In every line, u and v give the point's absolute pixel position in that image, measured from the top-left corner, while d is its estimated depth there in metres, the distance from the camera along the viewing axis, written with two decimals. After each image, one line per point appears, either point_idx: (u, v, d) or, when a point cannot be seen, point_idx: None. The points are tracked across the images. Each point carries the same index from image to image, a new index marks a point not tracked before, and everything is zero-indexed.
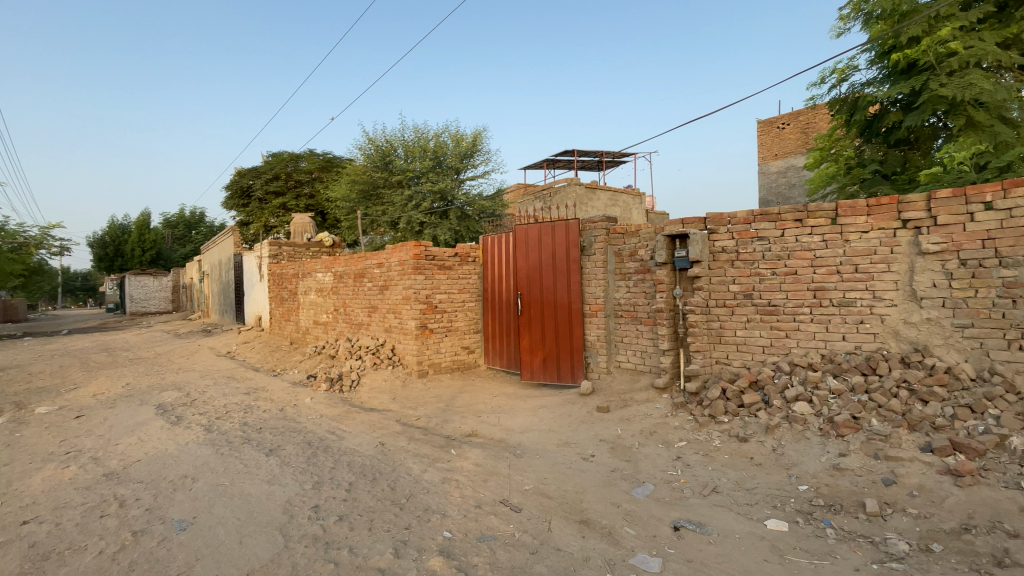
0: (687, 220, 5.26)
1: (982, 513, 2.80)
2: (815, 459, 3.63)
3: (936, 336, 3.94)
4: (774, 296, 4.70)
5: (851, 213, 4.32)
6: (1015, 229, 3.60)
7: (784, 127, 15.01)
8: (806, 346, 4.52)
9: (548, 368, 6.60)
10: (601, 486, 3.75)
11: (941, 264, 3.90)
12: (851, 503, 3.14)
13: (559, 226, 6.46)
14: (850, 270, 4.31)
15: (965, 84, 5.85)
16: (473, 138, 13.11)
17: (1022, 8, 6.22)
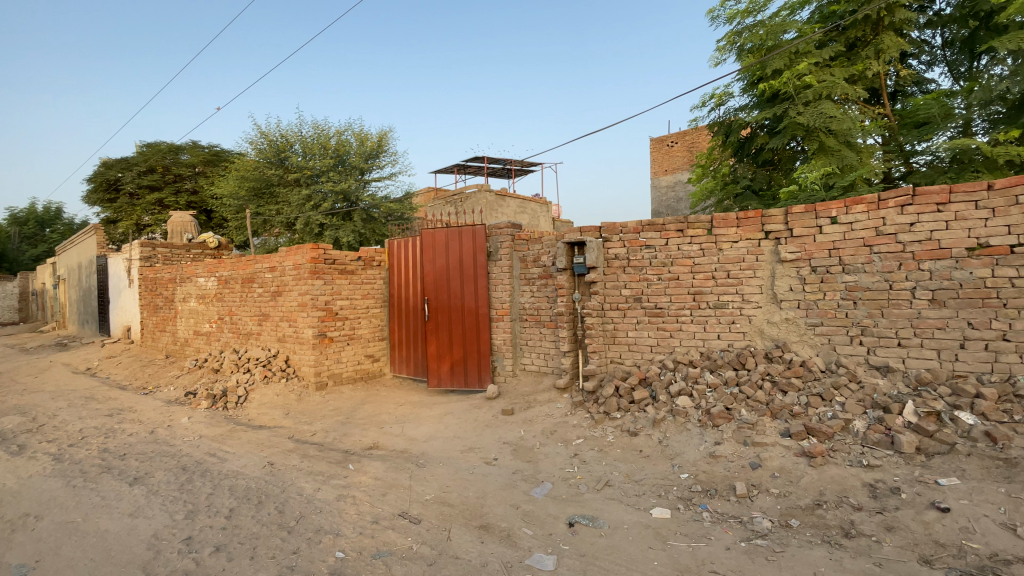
0: (585, 228, 5.51)
1: (828, 489, 3.21)
2: (695, 448, 3.95)
3: (793, 333, 4.49)
4: (660, 299, 5.08)
5: (724, 225, 4.79)
6: (853, 241, 4.21)
7: (673, 145, 16.37)
8: (688, 345, 4.95)
9: (456, 375, 6.48)
10: (502, 489, 3.77)
11: (796, 271, 4.46)
12: (724, 487, 3.46)
13: (466, 231, 6.45)
14: (723, 276, 4.79)
15: (816, 114, 6.78)
16: (377, 138, 12.71)
17: (865, 49, 7.21)
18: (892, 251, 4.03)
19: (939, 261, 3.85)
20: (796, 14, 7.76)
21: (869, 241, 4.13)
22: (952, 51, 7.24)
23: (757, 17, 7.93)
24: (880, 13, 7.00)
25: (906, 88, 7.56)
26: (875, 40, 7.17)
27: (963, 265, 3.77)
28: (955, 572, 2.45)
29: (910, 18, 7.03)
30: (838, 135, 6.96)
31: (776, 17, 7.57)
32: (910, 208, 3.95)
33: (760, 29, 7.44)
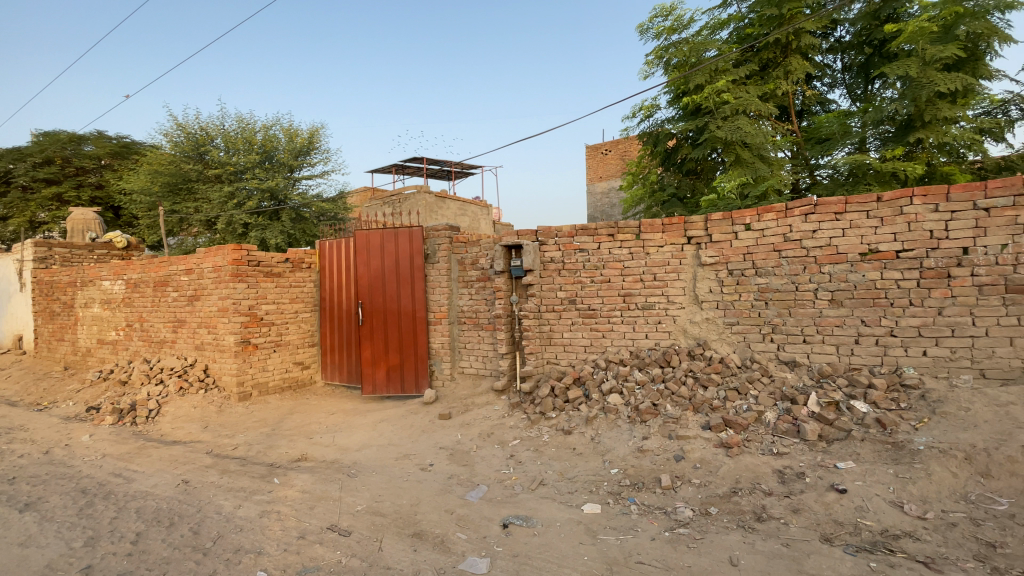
0: (522, 232, 5.58)
1: (743, 476, 3.44)
2: (624, 444, 4.11)
3: (713, 332, 4.80)
4: (593, 301, 5.25)
5: (651, 230, 5.03)
6: (764, 246, 4.56)
7: (607, 153, 17.00)
8: (619, 344, 5.15)
9: (392, 381, 6.29)
10: (437, 494, 3.73)
11: (715, 274, 4.78)
12: (651, 480, 3.62)
13: (402, 233, 6.30)
14: (650, 278, 5.03)
15: (733, 129, 7.30)
16: (308, 134, 12.20)
17: (776, 70, 7.85)
18: (798, 255, 4.41)
19: (837, 264, 4.26)
20: (716, 34, 8.30)
21: (778, 246, 4.49)
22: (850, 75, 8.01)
23: (682, 35, 8.42)
24: (789, 38, 7.64)
25: (812, 107, 8.28)
26: (784, 62, 7.82)
27: (857, 268, 4.19)
28: (849, 546, 2.71)
29: (814, 43, 7.72)
30: (753, 149, 7.52)
31: (698, 36, 8.06)
32: (813, 217, 4.34)
33: (684, 46, 7.89)
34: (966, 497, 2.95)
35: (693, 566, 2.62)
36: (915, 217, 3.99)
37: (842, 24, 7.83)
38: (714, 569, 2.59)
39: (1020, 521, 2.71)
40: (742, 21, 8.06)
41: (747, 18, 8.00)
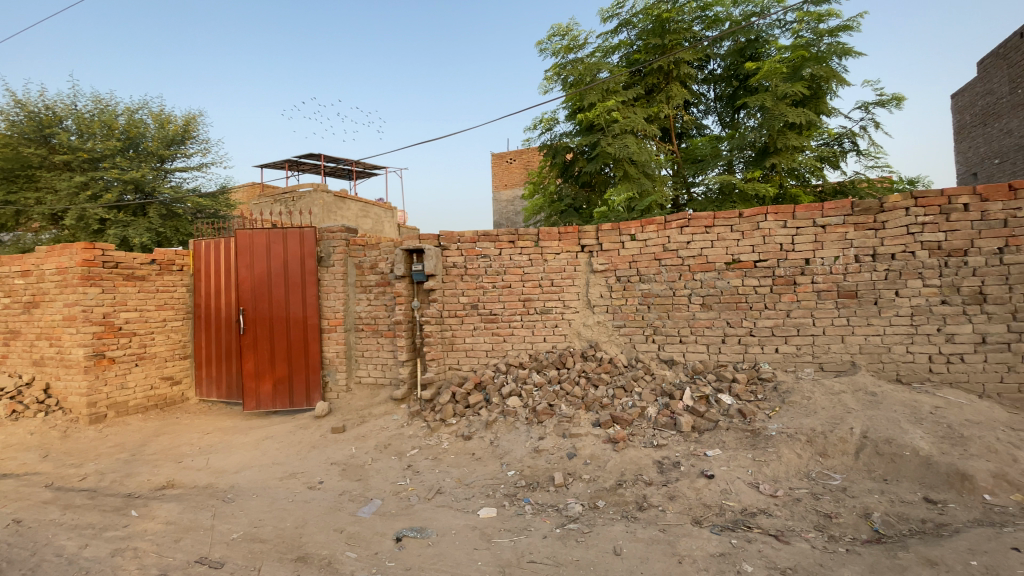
0: (423, 236, 5.47)
1: (628, 469, 3.69)
2: (522, 445, 4.21)
3: (603, 334, 5.12)
4: (494, 306, 5.33)
5: (549, 238, 5.25)
6: (647, 254, 4.95)
7: (512, 162, 17.43)
8: (519, 348, 5.29)
9: (279, 394, 5.84)
10: (325, 513, 3.52)
11: (605, 280, 5.11)
12: (544, 479, 3.74)
13: (292, 234, 5.88)
14: (547, 284, 5.24)
15: (621, 146, 7.86)
16: (183, 122, 10.95)
17: (660, 94, 8.59)
18: (675, 264, 4.85)
19: (707, 272, 4.75)
20: (608, 57, 8.90)
21: (659, 255, 4.91)
22: (720, 103, 9.01)
23: (578, 55, 8.90)
24: (670, 66, 8.41)
25: (689, 130, 9.19)
26: (666, 88, 8.60)
27: (723, 276, 4.70)
28: (715, 526, 3.00)
29: (691, 73, 8.58)
30: (640, 166, 8.16)
31: (592, 57, 8.60)
32: (688, 229, 4.80)
33: (579, 66, 8.38)
34: (808, 474, 3.42)
35: (581, 560, 2.74)
36: (769, 231, 4.57)
37: (714, 59, 8.80)
38: (599, 561, 2.73)
39: (847, 492, 3.20)
40: (631, 47, 8.72)
41: (635, 45, 8.68)
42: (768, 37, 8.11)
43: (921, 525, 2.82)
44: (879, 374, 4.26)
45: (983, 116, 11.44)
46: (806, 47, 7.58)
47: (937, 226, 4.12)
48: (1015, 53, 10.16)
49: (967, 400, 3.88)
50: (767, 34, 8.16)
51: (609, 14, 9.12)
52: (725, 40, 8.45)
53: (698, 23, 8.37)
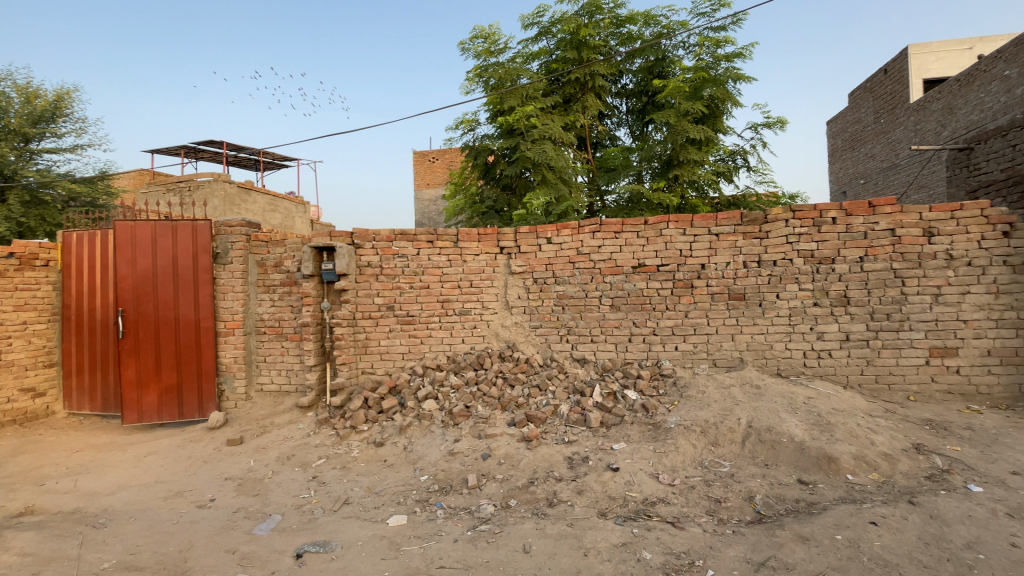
0: (335, 233, 5.19)
1: (540, 467, 3.76)
2: (436, 449, 4.15)
3: (520, 335, 5.19)
4: (411, 307, 5.21)
5: (468, 238, 5.24)
6: (562, 257, 5.10)
7: (434, 161, 17.21)
8: (436, 350, 5.21)
9: (165, 405, 5.28)
10: (217, 533, 3.23)
11: (522, 282, 5.20)
12: (458, 481, 3.72)
13: (183, 227, 5.33)
14: (466, 285, 5.22)
15: (539, 151, 8.07)
16: (54, 96, 9.56)
17: (577, 103, 8.92)
18: (588, 267, 5.05)
19: (616, 275, 4.99)
20: (528, 64, 9.08)
21: (573, 258, 5.08)
22: (631, 116, 9.53)
23: (499, 58, 8.99)
24: (586, 78, 8.77)
25: (604, 140, 9.63)
26: (582, 99, 8.96)
27: (631, 279, 4.97)
28: (619, 517, 3.15)
29: (605, 86, 9.00)
30: (557, 172, 8.41)
31: (513, 62, 8.74)
32: (599, 234, 5.02)
33: (500, 70, 8.49)
34: (701, 462, 3.70)
35: (491, 561, 2.75)
36: (671, 238, 4.90)
37: (626, 74, 9.31)
38: (509, 560, 2.76)
39: (735, 477, 3.50)
40: (550, 56, 8.98)
41: (553, 54, 8.95)
42: (673, 58, 8.73)
43: (795, 504, 3.16)
44: (763, 368, 4.72)
45: (851, 141, 13.13)
46: (706, 69, 8.24)
47: (811, 237, 4.65)
48: (879, 86, 12.03)
49: (833, 390, 4.41)
50: (673, 54, 8.77)
51: (529, 21, 9.30)
52: (636, 57, 8.97)
53: (612, 38, 8.81)
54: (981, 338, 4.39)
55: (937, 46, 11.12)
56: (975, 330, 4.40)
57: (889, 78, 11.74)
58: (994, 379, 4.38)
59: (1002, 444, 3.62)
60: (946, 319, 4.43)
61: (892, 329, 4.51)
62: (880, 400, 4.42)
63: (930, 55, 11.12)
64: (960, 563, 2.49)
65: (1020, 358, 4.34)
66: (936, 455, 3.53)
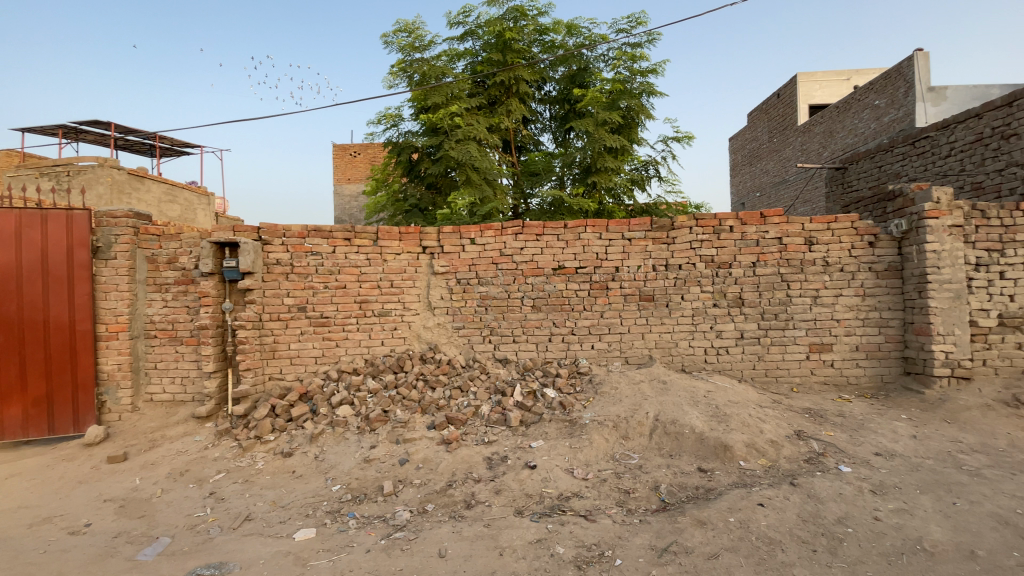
0: (239, 227, 4.82)
1: (458, 469, 3.73)
2: (350, 457, 3.98)
3: (442, 336, 5.13)
4: (326, 309, 4.97)
5: (388, 237, 5.08)
6: (485, 258, 5.11)
7: (356, 156, 16.55)
8: (352, 353, 5.01)
9: (31, 421, 4.59)
10: (91, 562, 2.86)
11: (445, 282, 5.14)
12: (372, 489, 3.59)
13: (55, 217, 4.67)
14: (386, 285, 5.07)
15: (463, 151, 8.05)
16: None
17: (502, 106, 9.00)
18: (510, 268, 5.10)
19: (538, 277, 5.09)
20: (454, 63, 9.02)
21: (496, 259, 5.10)
22: (554, 123, 9.76)
23: (423, 54, 8.85)
24: (511, 82, 8.88)
25: (528, 145, 9.78)
26: (507, 102, 9.05)
27: (551, 280, 5.09)
28: (535, 514, 3.20)
29: (529, 91, 9.17)
30: (481, 173, 8.42)
31: (438, 60, 8.66)
32: (521, 236, 5.09)
33: (424, 67, 8.38)
34: (613, 456, 3.87)
35: (405, 569, 2.68)
36: (588, 241, 5.09)
37: (549, 81, 9.55)
38: (423, 566, 2.70)
39: (643, 469, 3.70)
40: (475, 57, 8.98)
41: (479, 56, 8.97)
42: (594, 69, 9.09)
43: (695, 491, 3.39)
44: (669, 364, 5.04)
45: (749, 157, 14.43)
46: (623, 82, 8.66)
47: (712, 243, 5.04)
48: (772, 109, 13.35)
49: (729, 383, 4.81)
50: (594, 66, 9.12)
51: (455, 20, 9.24)
52: (559, 65, 9.23)
53: (536, 45, 8.99)
54: (851, 335, 4.98)
55: (820, 76, 12.55)
56: (846, 328, 4.98)
57: (780, 102, 13.05)
58: (861, 371, 4.98)
59: (866, 429, 4.14)
60: (823, 319, 4.98)
61: (778, 327, 5.00)
62: (769, 392, 4.89)
63: (814, 83, 12.55)
64: (831, 537, 2.81)
65: (881, 352, 4.98)
66: (814, 440, 3.96)
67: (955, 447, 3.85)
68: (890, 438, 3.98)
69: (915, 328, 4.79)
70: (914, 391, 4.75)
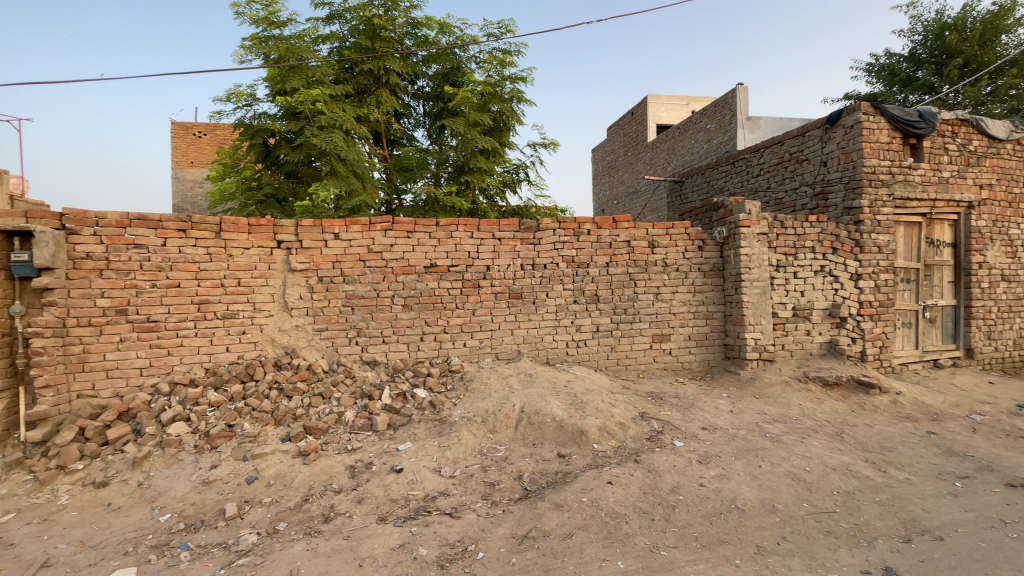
0: (32, 213, 3.95)
1: (316, 481, 3.48)
2: (185, 480, 3.48)
3: (302, 339, 4.74)
4: (154, 311, 4.31)
5: (234, 229, 4.55)
6: (351, 255, 4.84)
7: (201, 136, 14.59)
8: (189, 362, 4.40)
9: None
10: None
11: (304, 280, 4.75)
12: (212, 514, 3.19)
13: None
14: (232, 284, 4.54)
15: (326, 139, 7.56)
16: None
17: (371, 96, 8.65)
18: (378, 265, 4.90)
19: (408, 275, 4.97)
20: (317, 45, 8.43)
21: (363, 256, 4.87)
22: (428, 120, 9.64)
23: (281, 32, 8.11)
24: (380, 72, 8.56)
25: (401, 139, 9.50)
26: (376, 93, 8.72)
27: (422, 279, 5.01)
28: (399, 519, 3.11)
29: (400, 84, 8.93)
30: (348, 164, 7.97)
31: (299, 40, 8.05)
32: (391, 233, 4.92)
33: (281, 45, 7.71)
34: (480, 450, 3.94)
35: None
36: (460, 240, 5.11)
37: (422, 77, 9.41)
38: None
39: (508, 460, 3.82)
40: (342, 42, 8.50)
41: (346, 41, 8.51)
42: (466, 69, 9.17)
43: (555, 476, 3.60)
44: (535, 358, 5.28)
45: (608, 168, 15.78)
46: (494, 86, 8.87)
47: (572, 244, 5.39)
48: (628, 125, 14.76)
49: (587, 373, 5.20)
50: (466, 66, 9.20)
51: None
52: (432, 61, 9.15)
53: (407, 38, 8.79)
54: (685, 326, 5.71)
55: (666, 99, 14.15)
56: (681, 320, 5.69)
57: (635, 119, 14.46)
58: (693, 357, 5.74)
59: (696, 407, 4.78)
60: (663, 313, 5.63)
61: (628, 320, 5.54)
62: (620, 379, 5.38)
63: (661, 105, 14.13)
64: (666, 505, 3.18)
65: (708, 340, 5.78)
66: (655, 420, 4.45)
67: (761, 418, 4.63)
68: (713, 413, 4.65)
69: (732, 319, 5.65)
70: (732, 372, 5.60)
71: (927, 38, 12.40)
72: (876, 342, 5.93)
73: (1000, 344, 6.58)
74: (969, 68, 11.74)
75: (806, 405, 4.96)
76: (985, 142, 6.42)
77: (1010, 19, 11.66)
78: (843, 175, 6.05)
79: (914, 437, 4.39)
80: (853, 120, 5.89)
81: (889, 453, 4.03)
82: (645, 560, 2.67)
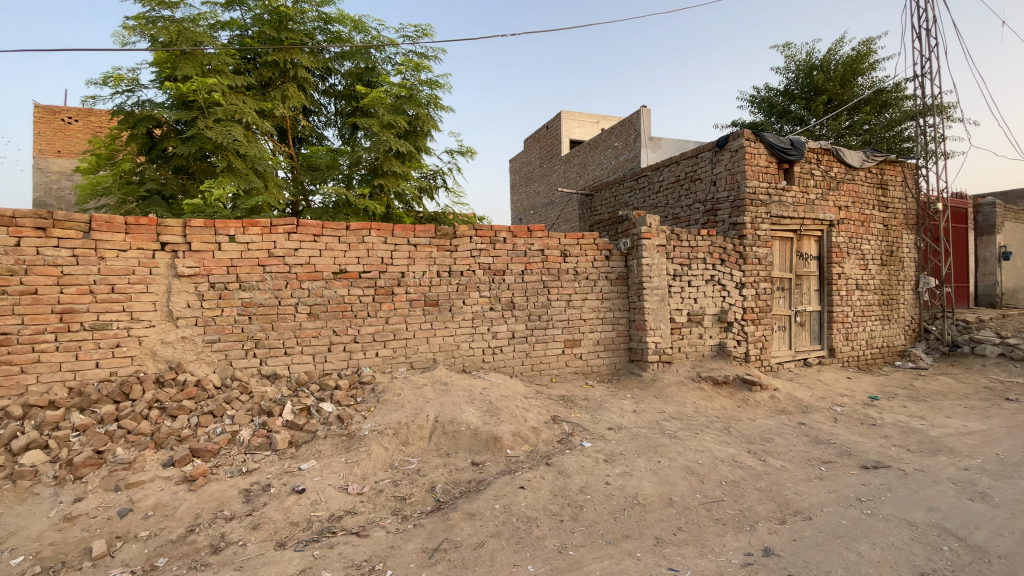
0: None
1: (205, 509, 3.15)
2: (40, 517, 2.99)
3: (189, 352, 4.31)
4: (4, 323, 3.71)
5: (107, 229, 4.03)
6: (248, 259, 4.49)
7: (71, 123, 12.81)
8: (49, 380, 3.83)
9: None
10: None
11: (194, 286, 4.33)
12: (75, 554, 2.77)
13: None
14: (104, 290, 4.02)
15: (221, 132, 6.97)
16: None
17: (276, 90, 8.14)
18: (280, 271, 4.59)
19: (314, 281, 4.71)
20: (215, 32, 7.80)
21: (262, 261, 4.54)
22: (339, 119, 9.27)
23: (173, 14, 7.39)
24: (286, 65, 8.09)
25: (309, 138, 9.03)
26: (282, 87, 8.23)
27: (330, 286, 4.77)
28: (299, 543, 2.91)
29: (309, 80, 8.51)
30: (248, 161, 7.40)
31: (194, 25, 7.40)
32: (295, 236, 4.63)
33: (172, 27, 7.01)
34: (391, 464, 3.82)
35: None
36: (372, 245, 4.94)
37: (334, 74, 9.04)
38: None
39: (420, 472, 3.74)
40: (244, 30, 7.93)
41: (249, 30, 7.95)
42: (381, 70, 8.95)
43: (467, 485, 3.58)
44: (451, 366, 5.24)
45: (525, 179, 16.17)
46: (410, 89, 8.77)
47: (488, 251, 5.44)
48: (544, 138, 15.23)
49: (502, 379, 5.25)
50: (381, 67, 8.98)
51: None
52: (345, 59, 8.85)
53: (318, 32, 8.41)
54: (593, 332, 5.97)
55: (579, 116, 14.78)
56: (590, 326, 5.95)
57: (550, 133, 14.97)
58: (601, 360, 6.02)
59: (603, 408, 5.03)
60: (574, 318, 5.86)
61: (541, 327, 5.68)
62: (534, 383, 5.49)
63: (574, 121, 14.71)
64: (574, 505, 3.29)
65: (614, 344, 6.09)
66: (565, 423, 4.60)
67: (661, 416, 4.96)
68: (618, 414, 4.91)
69: (636, 324, 6.00)
70: (635, 374, 5.94)
71: (799, 75, 14.15)
72: (758, 343, 6.62)
73: (855, 343, 7.63)
74: (833, 104, 13.54)
75: (699, 403, 5.41)
76: (843, 169, 7.45)
77: (864, 63, 13.58)
78: (730, 194, 6.70)
79: (788, 428, 4.95)
80: (737, 145, 6.55)
81: (768, 443, 4.51)
82: (554, 561, 2.73)
